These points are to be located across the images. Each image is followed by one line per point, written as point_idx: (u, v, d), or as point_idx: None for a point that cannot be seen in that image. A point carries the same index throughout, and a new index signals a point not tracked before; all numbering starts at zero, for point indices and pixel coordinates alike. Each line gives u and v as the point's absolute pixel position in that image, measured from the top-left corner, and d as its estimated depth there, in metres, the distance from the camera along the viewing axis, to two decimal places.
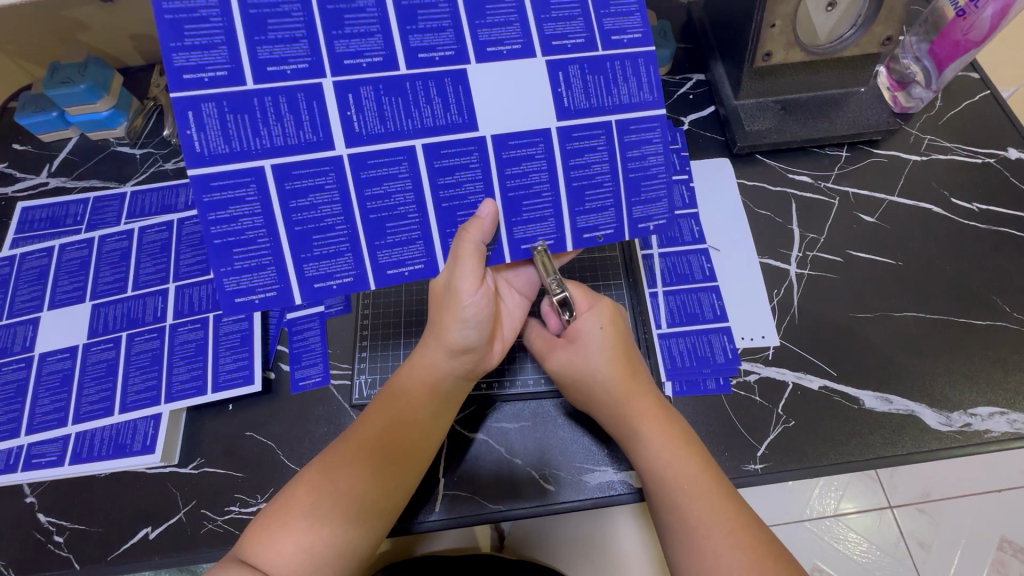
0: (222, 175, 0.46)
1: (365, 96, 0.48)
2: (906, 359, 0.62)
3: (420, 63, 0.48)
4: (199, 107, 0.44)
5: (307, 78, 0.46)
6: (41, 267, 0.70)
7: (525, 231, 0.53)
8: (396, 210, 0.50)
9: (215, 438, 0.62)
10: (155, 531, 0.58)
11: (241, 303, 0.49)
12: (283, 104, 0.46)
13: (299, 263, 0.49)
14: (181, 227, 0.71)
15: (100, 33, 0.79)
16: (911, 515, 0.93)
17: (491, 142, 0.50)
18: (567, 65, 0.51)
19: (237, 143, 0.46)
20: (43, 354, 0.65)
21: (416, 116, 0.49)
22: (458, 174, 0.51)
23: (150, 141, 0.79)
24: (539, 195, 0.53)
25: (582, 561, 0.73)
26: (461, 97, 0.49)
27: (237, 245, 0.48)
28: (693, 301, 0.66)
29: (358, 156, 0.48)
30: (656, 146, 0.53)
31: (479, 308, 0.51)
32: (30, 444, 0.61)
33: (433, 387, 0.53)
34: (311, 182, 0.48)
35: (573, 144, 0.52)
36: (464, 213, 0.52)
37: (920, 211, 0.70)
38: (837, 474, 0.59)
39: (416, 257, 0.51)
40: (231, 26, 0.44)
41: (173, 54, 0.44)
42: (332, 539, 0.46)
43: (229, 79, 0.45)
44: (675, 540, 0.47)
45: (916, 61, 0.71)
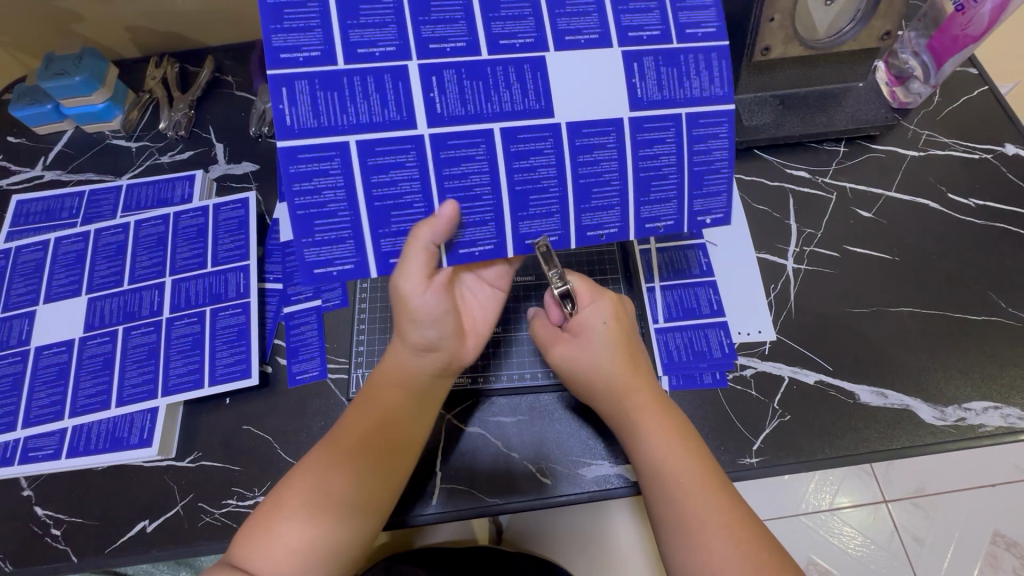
0: (310, 148, 0.46)
1: (447, 77, 0.48)
2: (899, 353, 0.63)
3: (502, 49, 0.49)
4: (292, 84, 0.46)
5: (394, 59, 0.47)
6: (37, 261, 0.69)
7: (593, 219, 0.53)
8: (472, 191, 0.50)
9: (213, 431, 0.62)
10: (152, 524, 0.58)
11: (319, 274, 0.49)
12: (370, 82, 0.47)
13: (378, 238, 0.50)
14: (177, 220, 0.71)
15: (95, 23, 0.79)
16: (906, 510, 0.96)
17: (566, 129, 0.50)
18: (642, 56, 0.50)
19: (324, 118, 0.47)
20: (39, 347, 0.65)
21: (495, 100, 0.49)
22: (533, 159, 0.51)
23: (146, 134, 0.79)
24: (608, 184, 0.52)
25: (582, 557, 0.72)
26: (539, 82, 0.50)
27: (320, 216, 0.48)
28: (690, 296, 0.66)
29: (439, 135, 0.48)
30: (722, 141, 0.52)
31: (432, 306, 0.51)
32: (26, 437, 0.61)
33: (405, 386, 0.53)
34: (393, 158, 0.48)
35: (644, 134, 0.51)
36: (538, 199, 0.52)
37: (916, 206, 0.70)
38: (832, 468, 0.59)
39: (486, 238, 0.52)
40: (326, 10, 0.46)
41: (272, 35, 0.46)
42: (325, 539, 0.47)
43: (321, 59, 0.46)
44: (670, 534, 0.47)
45: (915, 56, 0.71)
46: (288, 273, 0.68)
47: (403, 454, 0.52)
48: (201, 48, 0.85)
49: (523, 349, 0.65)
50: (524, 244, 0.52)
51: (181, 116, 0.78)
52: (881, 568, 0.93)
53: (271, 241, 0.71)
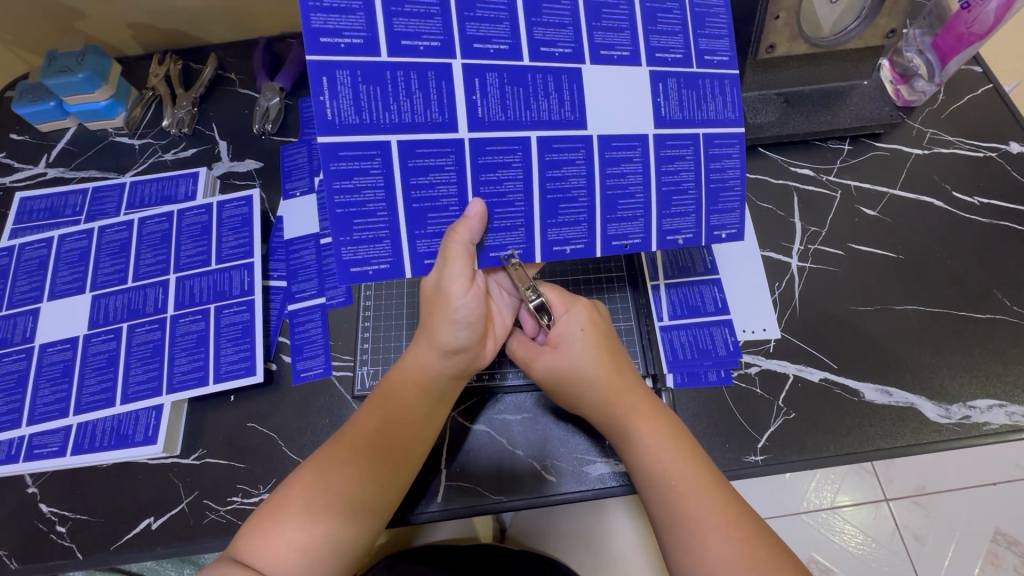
0: (350, 146, 0.46)
1: (490, 82, 0.48)
2: (904, 351, 0.63)
3: (543, 57, 0.49)
4: (334, 74, 0.44)
5: (438, 57, 0.46)
6: (41, 258, 0.69)
7: (618, 228, 0.53)
8: (506, 197, 0.51)
9: (217, 429, 0.62)
10: (157, 521, 0.58)
11: (355, 273, 0.49)
12: (413, 79, 0.46)
13: (414, 239, 0.50)
14: (180, 218, 0.71)
15: (97, 21, 0.79)
16: (908, 508, 0.96)
17: (597, 141, 0.51)
18: (667, 77, 0.52)
19: (366, 114, 0.46)
20: (43, 345, 0.65)
21: (533, 108, 0.49)
22: (564, 168, 0.51)
23: (149, 131, 0.79)
24: (633, 196, 0.53)
25: (586, 555, 0.71)
26: (575, 94, 0.50)
27: (359, 215, 0.48)
28: (695, 294, 0.66)
29: (478, 140, 0.49)
30: (735, 161, 0.54)
31: (469, 309, 0.51)
32: (31, 434, 0.61)
33: (426, 388, 0.53)
34: (433, 161, 0.48)
35: (666, 151, 0.53)
36: (567, 209, 0.52)
37: (921, 203, 0.70)
38: (837, 465, 0.59)
39: (517, 243, 0.52)
40: (370, 3, 0.44)
41: (310, 14, 0.43)
42: (325, 538, 0.46)
43: (365, 48, 0.45)
44: (669, 538, 0.47)
45: (919, 54, 0.71)
46: (292, 270, 0.69)
47: (407, 454, 0.51)
48: (204, 45, 0.85)
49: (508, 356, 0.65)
50: (552, 250, 0.53)
51: (184, 113, 0.78)
52: (881, 567, 0.93)
53: (275, 238, 0.71)
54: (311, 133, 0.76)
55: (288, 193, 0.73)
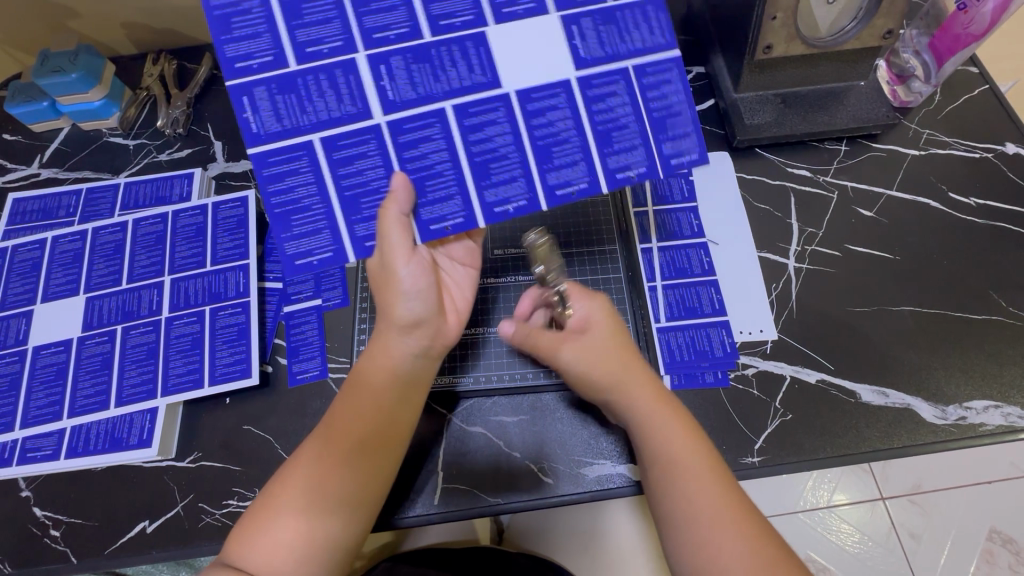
0: (278, 151, 0.48)
1: (395, 65, 0.49)
2: (900, 352, 0.63)
3: (443, 30, 0.50)
4: (252, 92, 0.48)
5: (342, 54, 0.48)
6: (34, 259, 0.69)
7: (558, 177, 0.52)
8: (433, 167, 0.50)
9: (213, 431, 0.62)
10: (153, 524, 0.58)
11: (301, 265, 0.49)
12: (323, 79, 0.48)
13: (352, 225, 0.50)
14: (175, 218, 0.70)
15: (91, 20, 0.78)
16: (903, 507, 0.97)
17: (516, 98, 0.51)
18: (580, 19, 0.51)
19: (287, 121, 0.48)
20: (36, 347, 0.64)
21: (444, 79, 0.50)
22: (487, 129, 0.51)
23: (144, 132, 0.78)
24: (566, 142, 0.52)
25: (582, 557, 0.72)
26: (483, 57, 0.50)
27: (295, 211, 0.49)
28: (692, 295, 0.66)
29: (394, 121, 0.49)
30: (675, 85, 0.52)
31: (416, 278, 0.50)
32: (25, 438, 0.60)
33: (390, 371, 0.51)
34: (355, 150, 0.49)
35: (593, 90, 0.52)
36: (498, 166, 0.51)
37: (917, 204, 0.70)
38: (834, 467, 0.59)
39: (454, 212, 0.51)
40: (270, 15, 0.48)
41: (223, 46, 0.47)
42: (312, 536, 0.46)
43: (275, 62, 0.48)
44: (680, 543, 0.47)
45: (916, 55, 0.71)
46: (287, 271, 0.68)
47: (387, 445, 0.50)
48: (199, 45, 0.84)
49: (500, 350, 0.65)
50: (494, 212, 0.51)
51: (178, 112, 0.77)
52: (877, 566, 0.94)
53: (270, 239, 0.71)
54: None
55: None
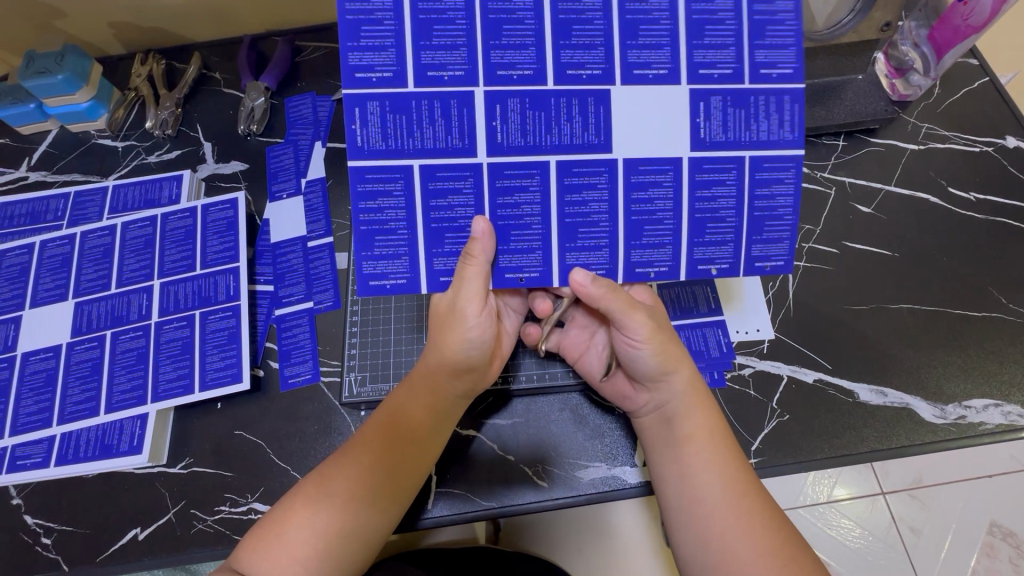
0: (377, 168, 0.47)
1: (511, 107, 0.48)
2: (901, 351, 0.62)
3: (569, 80, 0.48)
4: (364, 105, 0.46)
5: (461, 85, 0.47)
6: (22, 264, 0.68)
7: (643, 255, 0.51)
8: (523, 220, 0.50)
9: (204, 437, 0.61)
10: (144, 531, 0.57)
11: (373, 286, 0.49)
12: (437, 108, 0.47)
13: (431, 257, 0.50)
14: (165, 221, 0.69)
15: (77, 20, 0.77)
16: (903, 501, 0.96)
17: (623, 164, 0.49)
18: (709, 95, 0.49)
19: (391, 141, 0.47)
20: (25, 353, 0.64)
21: (556, 131, 0.48)
22: (585, 193, 0.50)
23: (133, 133, 0.78)
24: (661, 222, 0.51)
25: (576, 556, 0.72)
26: (601, 117, 0.48)
27: (379, 232, 0.49)
28: (687, 294, 0.64)
29: (496, 164, 0.48)
30: (788, 186, 0.51)
31: (482, 329, 0.50)
32: (14, 445, 0.60)
33: (434, 408, 0.52)
34: (451, 184, 0.48)
35: (702, 175, 0.50)
36: (587, 233, 0.51)
37: (916, 201, 0.69)
38: (832, 467, 0.58)
39: (533, 266, 0.51)
40: (400, 32, 0.46)
41: (348, 53, 0.46)
42: (326, 547, 0.45)
43: (393, 81, 0.46)
44: (700, 560, 0.46)
45: (914, 47, 0.69)
46: (279, 274, 0.68)
47: (414, 467, 0.50)
48: (186, 44, 0.83)
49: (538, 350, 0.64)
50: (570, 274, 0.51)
51: (167, 113, 0.76)
52: (878, 561, 0.93)
53: (261, 240, 0.70)
54: (297, 134, 0.75)
55: (275, 195, 0.72)
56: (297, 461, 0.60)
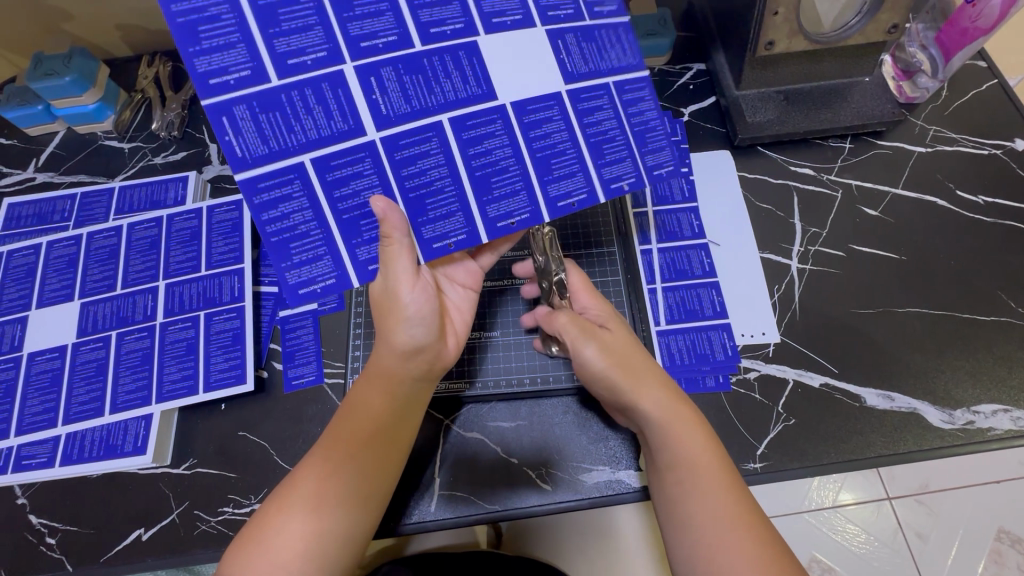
0: (267, 175, 0.45)
1: (387, 76, 0.46)
2: (907, 356, 0.61)
3: (434, 38, 0.47)
4: (230, 110, 0.43)
5: (329, 66, 0.45)
6: (29, 265, 0.68)
7: (559, 188, 0.51)
8: (433, 184, 0.49)
9: (208, 438, 0.61)
10: (148, 532, 0.57)
11: (303, 295, 0.47)
12: (310, 95, 0.45)
13: (353, 249, 0.48)
14: (170, 222, 0.70)
15: (86, 22, 0.77)
16: (910, 507, 0.95)
17: (511, 109, 0.50)
18: (563, 35, 0.51)
19: (273, 142, 0.44)
20: (31, 354, 0.64)
21: (437, 90, 0.48)
22: (485, 142, 0.49)
23: (139, 134, 0.78)
24: (564, 153, 0.51)
25: (578, 555, 0.72)
26: (477, 68, 0.48)
27: (292, 239, 0.46)
28: (693, 297, 0.65)
29: (389, 137, 0.47)
30: (651, 101, 0.53)
31: (419, 304, 0.50)
32: (20, 444, 0.60)
33: (392, 394, 0.51)
34: (350, 169, 0.46)
35: (582, 104, 0.51)
36: (499, 181, 0.50)
37: (924, 203, 0.69)
38: (839, 472, 0.58)
39: (457, 228, 0.49)
40: (245, 21, 0.42)
41: (193, 61, 0.42)
42: (302, 543, 0.45)
43: (254, 78, 0.43)
44: (691, 563, 0.45)
45: (922, 49, 0.69)
46: None
47: (386, 458, 0.50)
48: None
49: (531, 352, 0.64)
50: (497, 228, 0.50)
51: (174, 115, 0.77)
52: (884, 566, 0.93)
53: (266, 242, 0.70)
54: None
55: None
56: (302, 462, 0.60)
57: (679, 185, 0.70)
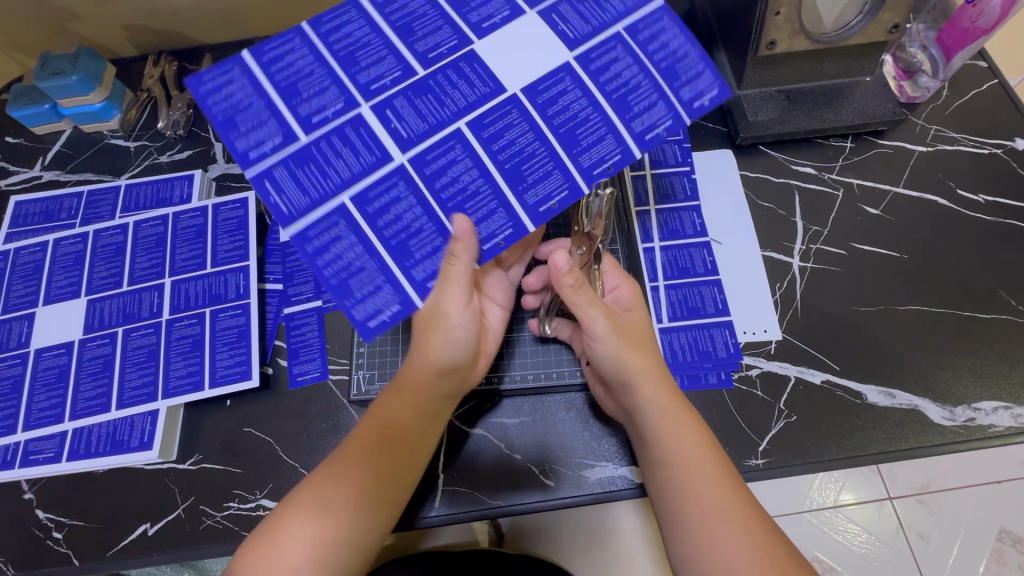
0: (315, 224, 0.47)
1: (401, 106, 0.49)
2: (908, 353, 0.62)
3: (434, 61, 0.50)
4: (271, 174, 0.46)
5: (348, 110, 0.48)
6: (35, 262, 0.69)
7: (591, 157, 0.49)
8: (467, 188, 0.49)
9: (213, 434, 0.61)
10: (154, 527, 0.58)
11: (374, 327, 0.47)
12: (336, 140, 0.47)
13: (408, 270, 0.48)
14: (176, 220, 0.70)
15: (91, 23, 0.78)
16: (910, 506, 0.96)
17: (524, 95, 0.50)
18: (557, 6, 0.51)
19: (314, 192, 0.47)
20: (38, 350, 0.64)
21: (449, 102, 0.49)
22: (507, 133, 0.49)
23: (145, 133, 0.78)
24: (588, 121, 0.50)
25: (584, 555, 0.71)
26: (478, 71, 0.50)
27: (349, 275, 0.47)
28: (695, 294, 0.65)
29: (416, 156, 0.48)
30: (674, 31, 0.51)
31: (465, 328, 0.52)
32: (28, 440, 0.60)
33: (421, 406, 0.52)
34: (387, 196, 0.48)
35: (595, 63, 0.50)
36: (530, 166, 0.49)
37: (926, 202, 0.69)
38: (841, 469, 0.58)
39: (502, 226, 0.48)
40: (269, 99, 0.47)
41: (235, 144, 0.47)
42: (314, 544, 0.46)
43: (287, 141, 0.47)
44: (686, 558, 0.46)
45: (923, 50, 0.70)
46: (288, 273, 0.68)
47: (405, 467, 0.50)
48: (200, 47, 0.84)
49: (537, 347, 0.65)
50: (540, 212, 0.49)
51: (179, 114, 0.77)
52: (885, 566, 0.93)
53: (270, 240, 0.71)
54: None
55: None
56: (306, 458, 0.60)
57: (681, 183, 0.71)
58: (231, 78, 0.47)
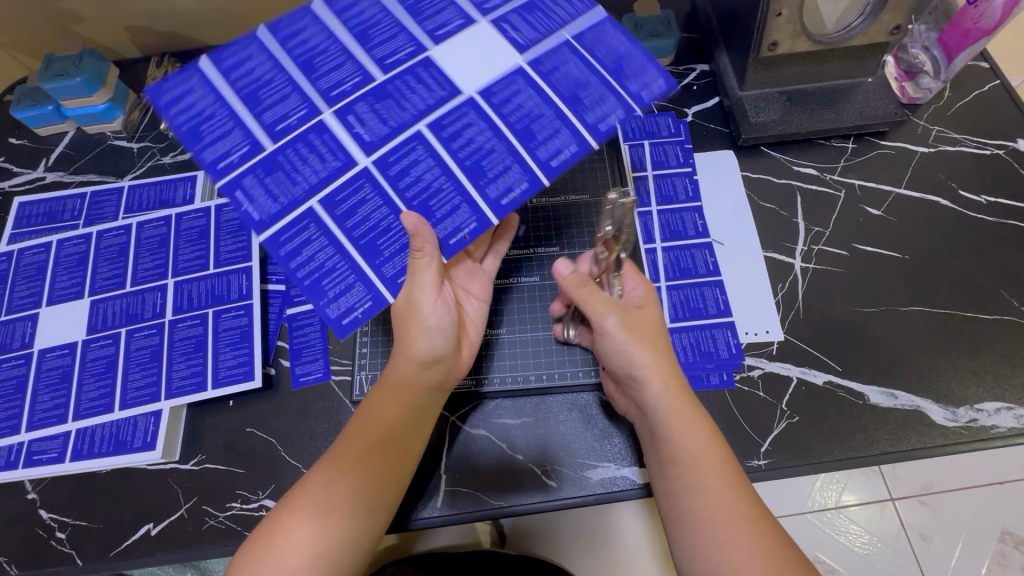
0: (287, 229, 0.48)
1: (362, 110, 0.50)
2: (910, 354, 0.62)
3: (392, 67, 0.50)
4: (241, 184, 0.48)
5: (312, 118, 0.49)
6: (39, 263, 0.69)
7: (548, 149, 0.48)
8: (432, 185, 0.48)
9: (216, 435, 0.62)
10: (157, 527, 0.58)
11: (348, 323, 0.47)
12: (302, 147, 0.49)
13: (378, 267, 0.48)
14: (179, 221, 0.71)
15: (95, 24, 0.78)
16: (912, 507, 0.95)
17: (479, 97, 0.50)
18: (506, 15, 0.51)
19: (283, 198, 0.48)
20: (42, 350, 0.65)
21: (409, 107, 0.49)
22: (466, 133, 0.49)
23: (147, 134, 0.79)
24: (542, 116, 0.49)
25: (586, 558, 0.72)
26: (438, 75, 0.50)
27: (322, 277, 0.48)
28: (697, 295, 0.65)
29: (379, 159, 0.49)
30: (617, 34, 0.51)
31: (439, 315, 0.51)
32: (31, 440, 0.60)
33: (405, 403, 0.51)
34: (355, 198, 0.49)
35: (544, 64, 0.50)
36: (490, 160, 0.48)
37: (927, 203, 0.69)
38: (843, 470, 0.58)
39: (466, 219, 0.47)
40: (233, 110, 0.49)
41: (202, 155, 0.49)
42: (309, 543, 0.46)
43: (252, 151, 0.49)
44: (693, 559, 0.46)
45: (925, 50, 0.70)
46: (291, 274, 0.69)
47: (399, 466, 0.50)
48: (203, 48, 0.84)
49: (538, 350, 0.65)
50: (502, 206, 0.48)
51: None
52: (887, 567, 0.92)
53: None
54: None
55: None
56: (309, 459, 0.60)
57: (683, 184, 0.71)
58: (190, 92, 0.50)
